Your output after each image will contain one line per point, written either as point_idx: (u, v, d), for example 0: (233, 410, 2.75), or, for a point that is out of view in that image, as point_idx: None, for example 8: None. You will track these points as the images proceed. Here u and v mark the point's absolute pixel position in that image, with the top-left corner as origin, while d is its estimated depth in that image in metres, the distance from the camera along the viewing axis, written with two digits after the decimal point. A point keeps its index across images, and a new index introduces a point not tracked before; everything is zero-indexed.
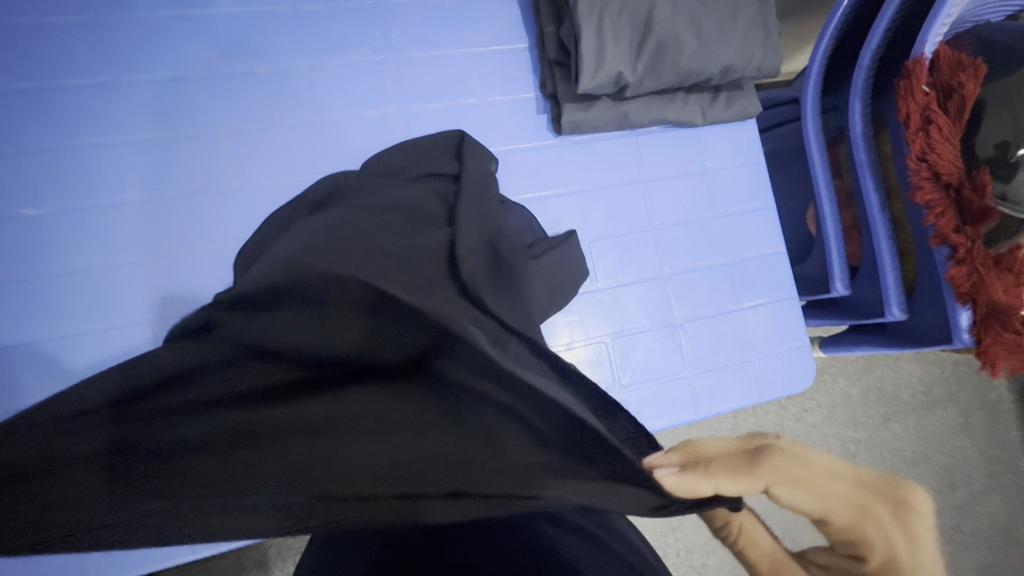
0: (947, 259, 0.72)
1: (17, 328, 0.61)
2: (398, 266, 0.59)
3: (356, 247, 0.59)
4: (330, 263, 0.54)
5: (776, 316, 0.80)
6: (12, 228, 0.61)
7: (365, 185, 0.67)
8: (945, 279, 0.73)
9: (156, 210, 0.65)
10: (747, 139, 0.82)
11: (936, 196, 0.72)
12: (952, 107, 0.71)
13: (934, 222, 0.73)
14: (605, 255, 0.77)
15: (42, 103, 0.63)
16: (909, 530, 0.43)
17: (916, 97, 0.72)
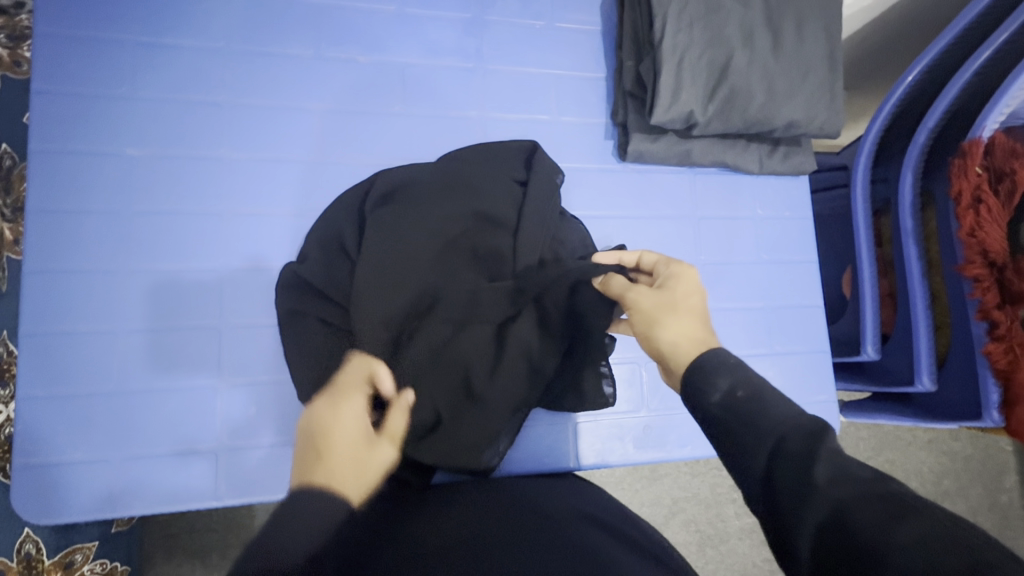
0: (985, 335, 0.74)
1: (97, 256, 0.65)
2: (462, 276, 0.66)
3: (419, 255, 0.65)
4: (403, 279, 0.64)
5: (806, 367, 0.81)
6: (114, 163, 0.66)
7: (428, 188, 0.69)
8: (980, 354, 0.74)
9: (243, 170, 0.69)
10: (798, 194, 0.86)
11: (983, 271, 0.73)
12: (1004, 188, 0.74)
13: (978, 297, 0.74)
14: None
15: (163, 56, 0.69)
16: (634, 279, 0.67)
17: (966, 178, 0.76)
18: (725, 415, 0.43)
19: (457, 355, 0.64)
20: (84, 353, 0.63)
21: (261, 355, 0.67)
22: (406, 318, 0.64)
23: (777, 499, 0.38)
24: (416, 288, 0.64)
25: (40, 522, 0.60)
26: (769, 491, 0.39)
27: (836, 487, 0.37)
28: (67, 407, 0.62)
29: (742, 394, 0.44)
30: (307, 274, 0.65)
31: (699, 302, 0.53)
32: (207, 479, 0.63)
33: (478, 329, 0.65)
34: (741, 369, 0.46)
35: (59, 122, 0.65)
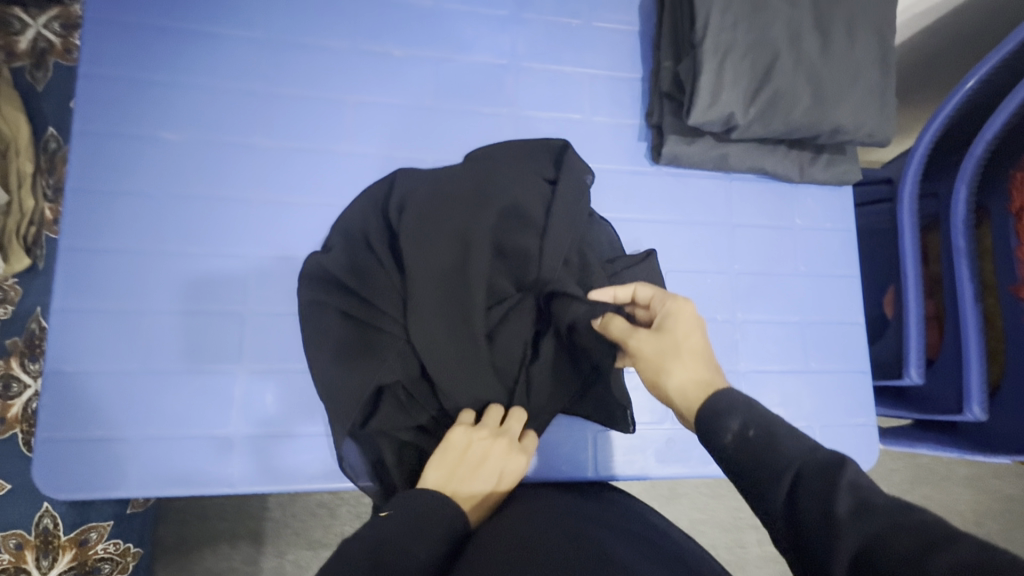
0: None
1: (130, 236, 0.66)
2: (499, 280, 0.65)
3: (456, 261, 0.64)
4: (440, 285, 0.63)
5: (843, 387, 0.77)
6: (151, 147, 0.67)
7: (452, 192, 0.67)
8: None
9: (274, 159, 0.70)
10: (841, 204, 0.82)
11: None
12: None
13: None
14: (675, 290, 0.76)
15: (204, 44, 0.70)
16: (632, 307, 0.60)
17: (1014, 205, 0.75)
18: (740, 455, 0.41)
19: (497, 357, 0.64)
20: (110, 331, 0.63)
21: (281, 344, 0.66)
22: (446, 323, 0.62)
23: (804, 534, 0.36)
24: (455, 292, 0.63)
25: (57, 496, 0.60)
26: (794, 527, 0.37)
27: (858, 522, 0.35)
28: (90, 384, 0.62)
29: (753, 427, 0.42)
30: (332, 267, 0.65)
31: (701, 339, 0.50)
32: (221, 464, 0.63)
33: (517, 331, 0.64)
34: (752, 407, 0.44)
35: (102, 105, 0.67)
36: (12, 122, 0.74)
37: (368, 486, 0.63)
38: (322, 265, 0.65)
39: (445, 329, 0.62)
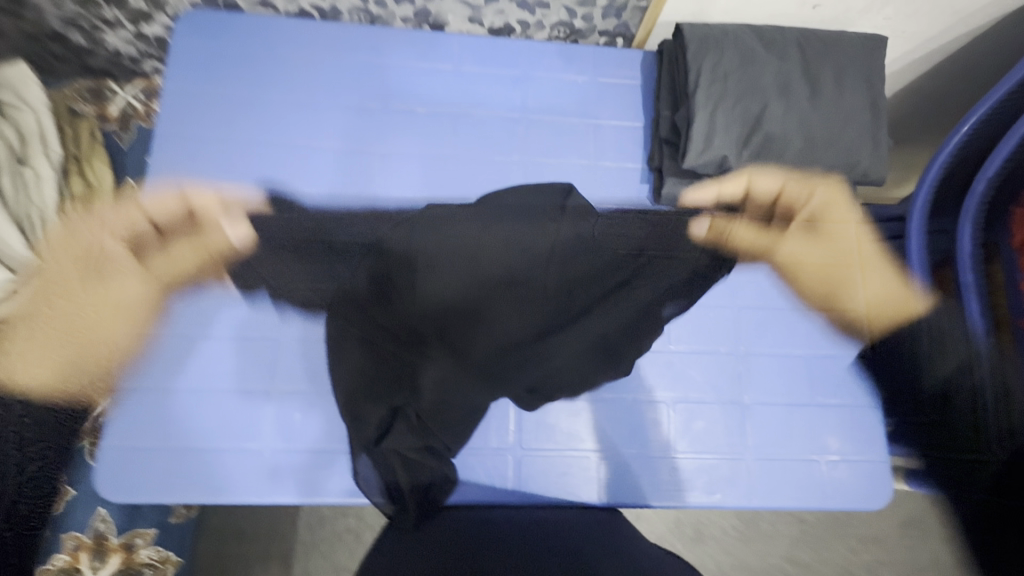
0: None
1: (187, 271, 0.75)
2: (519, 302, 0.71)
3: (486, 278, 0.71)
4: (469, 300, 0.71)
5: (853, 422, 0.77)
6: (210, 195, 0.78)
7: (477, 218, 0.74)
8: None
9: (311, 202, 0.79)
10: (845, 241, 0.84)
11: None
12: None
13: None
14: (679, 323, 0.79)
15: (258, 108, 0.82)
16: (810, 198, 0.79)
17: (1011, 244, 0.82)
18: None
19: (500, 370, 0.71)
20: (165, 353, 0.73)
21: (310, 366, 0.73)
22: (470, 337, 0.70)
23: None
24: (480, 306, 0.71)
25: (114, 498, 0.68)
26: None
27: None
28: (147, 400, 0.71)
29: None
30: (334, 295, 0.72)
31: (847, 225, 0.79)
32: (255, 476, 0.69)
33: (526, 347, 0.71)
34: None
35: (172, 161, 0.79)
36: (100, 176, 0.86)
37: (380, 502, 0.68)
38: (320, 281, 0.73)
39: (468, 341, 0.70)
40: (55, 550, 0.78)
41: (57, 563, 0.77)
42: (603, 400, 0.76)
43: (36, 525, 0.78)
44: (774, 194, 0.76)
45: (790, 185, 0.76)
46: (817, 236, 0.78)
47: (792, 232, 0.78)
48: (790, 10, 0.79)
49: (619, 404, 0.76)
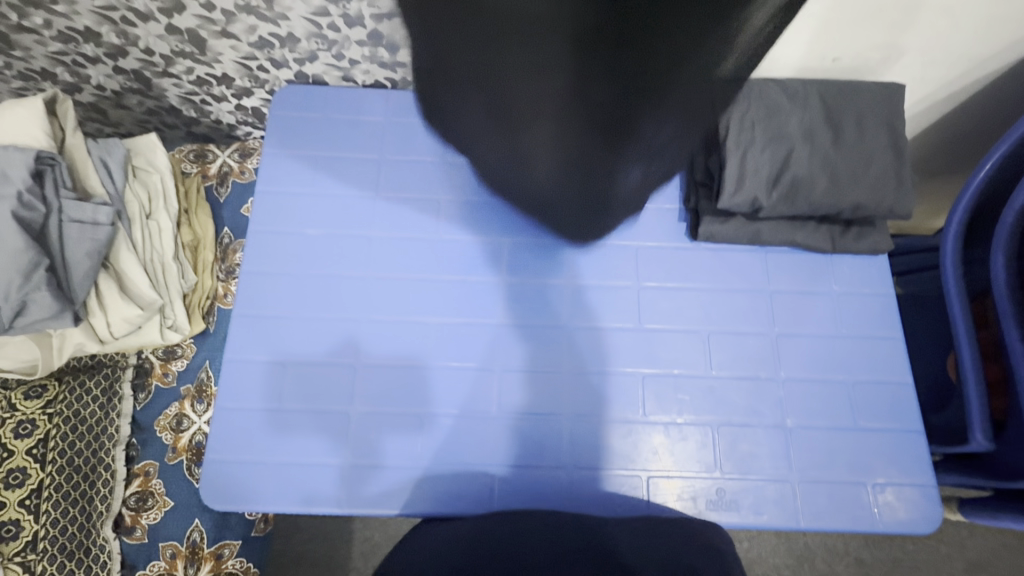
0: None
1: (277, 305, 0.86)
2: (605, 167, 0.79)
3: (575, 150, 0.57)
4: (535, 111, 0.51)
5: (897, 446, 0.79)
6: (297, 240, 0.89)
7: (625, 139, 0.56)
8: None
9: (384, 244, 0.89)
10: (878, 272, 0.88)
11: None
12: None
13: None
14: (721, 351, 0.84)
15: (339, 165, 0.94)
16: (815, 118, 0.84)
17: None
18: None
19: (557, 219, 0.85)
20: (258, 376, 0.82)
21: (384, 389, 0.82)
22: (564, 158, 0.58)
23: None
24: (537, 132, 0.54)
25: (213, 505, 0.77)
26: None
27: None
28: (242, 418, 0.80)
29: None
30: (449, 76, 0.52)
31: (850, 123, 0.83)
32: (334, 488, 0.77)
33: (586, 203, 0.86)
34: None
35: (266, 211, 0.91)
36: (204, 227, 1.03)
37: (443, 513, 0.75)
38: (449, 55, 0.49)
39: (509, 141, 0.57)
40: (156, 556, 0.88)
41: (155, 569, 0.87)
42: (650, 421, 0.81)
43: (141, 533, 0.89)
44: (778, 111, 0.84)
45: (792, 96, 0.84)
46: (822, 146, 0.82)
47: (796, 143, 0.82)
48: (814, 63, 0.87)
49: (664, 426, 0.80)
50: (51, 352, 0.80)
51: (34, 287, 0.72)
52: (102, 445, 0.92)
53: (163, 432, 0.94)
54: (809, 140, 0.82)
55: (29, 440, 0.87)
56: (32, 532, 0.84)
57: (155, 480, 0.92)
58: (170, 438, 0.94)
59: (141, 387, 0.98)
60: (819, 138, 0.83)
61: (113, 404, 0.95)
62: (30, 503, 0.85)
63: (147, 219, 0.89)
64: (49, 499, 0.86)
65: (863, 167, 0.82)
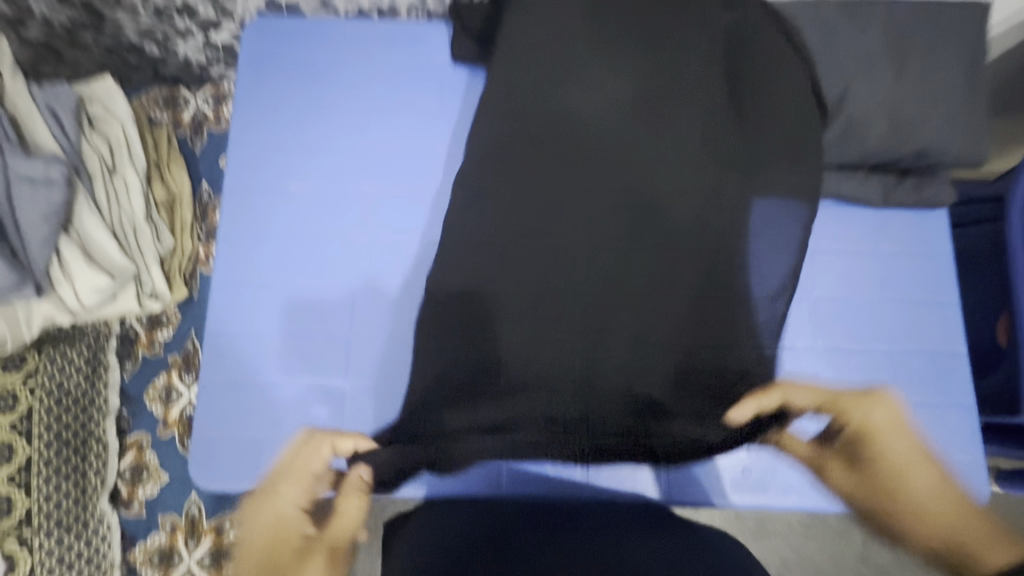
0: None
1: (261, 272, 0.78)
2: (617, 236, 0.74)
3: (599, 102, 0.75)
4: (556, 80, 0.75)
5: (944, 421, 0.72)
6: (280, 198, 0.80)
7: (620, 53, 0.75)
8: None
9: (376, 203, 0.80)
10: (933, 227, 0.78)
11: None
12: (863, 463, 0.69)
13: None
14: (763, 334, 0.73)
15: (322, 111, 0.83)
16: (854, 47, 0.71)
17: (838, 466, 0.69)
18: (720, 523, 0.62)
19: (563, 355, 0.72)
20: (242, 347, 0.75)
21: (382, 361, 0.75)
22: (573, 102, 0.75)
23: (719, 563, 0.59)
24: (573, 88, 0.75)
25: (203, 484, 0.72)
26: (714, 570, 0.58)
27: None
28: (228, 393, 0.74)
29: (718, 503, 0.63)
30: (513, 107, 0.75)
31: (917, 40, 0.71)
32: (330, 466, 0.72)
33: (598, 306, 0.73)
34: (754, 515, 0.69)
35: (244, 164, 0.81)
36: (179, 182, 0.93)
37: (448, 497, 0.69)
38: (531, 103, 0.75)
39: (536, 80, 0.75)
40: (156, 529, 0.86)
41: (156, 542, 0.85)
42: (679, 410, 0.71)
43: (139, 507, 0.87)
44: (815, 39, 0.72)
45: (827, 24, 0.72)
46: (886, 77, 0.70)
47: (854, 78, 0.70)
48: None
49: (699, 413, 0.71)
50: (19, 324, 0.73)
51: None
52: (92, 418, 0.88)
53: (153, 403, 0.90)
54: (867, 71, 0.70)
55: (13, 414, 0.82)
56: (25, 508, 0.80)
57: (150, 453, 0.89)
58: (161, 410, 0.90)
59: (128, 356, 0.93)
60: (880, 67, 0.70)
61: (100, 374, 0.91)
62: (20, 479, 0.81)
63: (112, 175, 0.80)
64: (40, 474, 0.82)
65: (933, 100, 0.69)
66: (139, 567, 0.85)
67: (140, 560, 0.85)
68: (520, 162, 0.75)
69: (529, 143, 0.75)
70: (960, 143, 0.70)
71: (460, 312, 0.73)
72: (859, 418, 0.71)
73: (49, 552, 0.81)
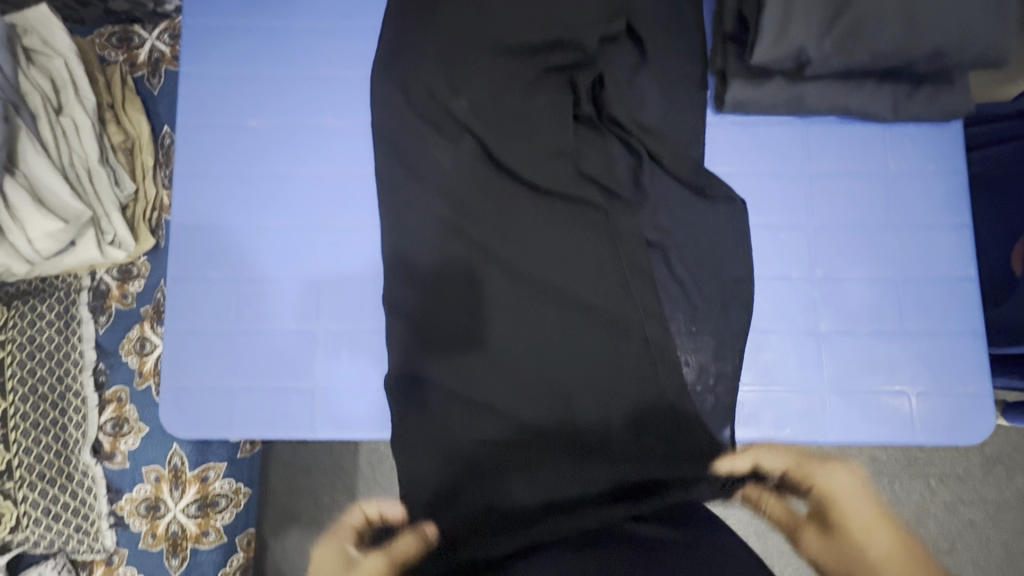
0: None
1: (221, 213, 0.73)
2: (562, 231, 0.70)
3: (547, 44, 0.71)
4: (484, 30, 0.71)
5: (951, 350, 0.68)
6: (238, 133, 0.74)
7: (607, 13, 0.70)
8: None
9: (342, 136, 0.74)
10: (947, 144, 0.71)
11: None
12: (829, 517, 0.65)
13: None
14: (739, 276, 0.69)
15: (279, 37, 0.76)
16: None
17: (773, 505, 0.67)
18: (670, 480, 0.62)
19: (533, 361, 0.68)
20: (208, 292, 0.72)
21: (355, 303, 0.71)
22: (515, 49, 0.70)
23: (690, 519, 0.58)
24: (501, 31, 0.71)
25: (176, 433, 0.70)
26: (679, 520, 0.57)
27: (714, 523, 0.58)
28: (196, 341, 0.71)
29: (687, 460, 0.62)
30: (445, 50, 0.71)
31: None
32: (305, 411, 0.69)
33: (552, 322, 0.68)
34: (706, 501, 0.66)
35: (198, 98, 0.75)
36: (137, 124, 0.87)
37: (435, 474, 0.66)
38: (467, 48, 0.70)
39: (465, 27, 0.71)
40: (140, 480, 0.85)
41: (142, 492, 0.85)
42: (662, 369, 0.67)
43: (123, 458, 0.86)
44: None
45: None
46: None
47: None
48: None
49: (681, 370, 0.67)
50: None
51: None
52: (68, 372, 0.87)
53: (128, 355, 0.88)
54: None
55: None
56: (6, 461, 0.81)
57: (129, 407, 0.87)
58: (135, 361, 0.88)
59: (101, 310, 0.90)
60: None
61: (72, 329, 0.88)
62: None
63: (58, 114, 0.75)
64: (16, 427, 0.82)
65: None
66: (127, 517, 0.85)
67: (127, 511, 0.85)
68: (479, 156, 0.71)
69: (473, 92, 0.71)
70: (983, 40, 0.62)
71: (420, 304, 0.69)
72: (824, 488, 0.68)
73: (34, 502, 0.82)
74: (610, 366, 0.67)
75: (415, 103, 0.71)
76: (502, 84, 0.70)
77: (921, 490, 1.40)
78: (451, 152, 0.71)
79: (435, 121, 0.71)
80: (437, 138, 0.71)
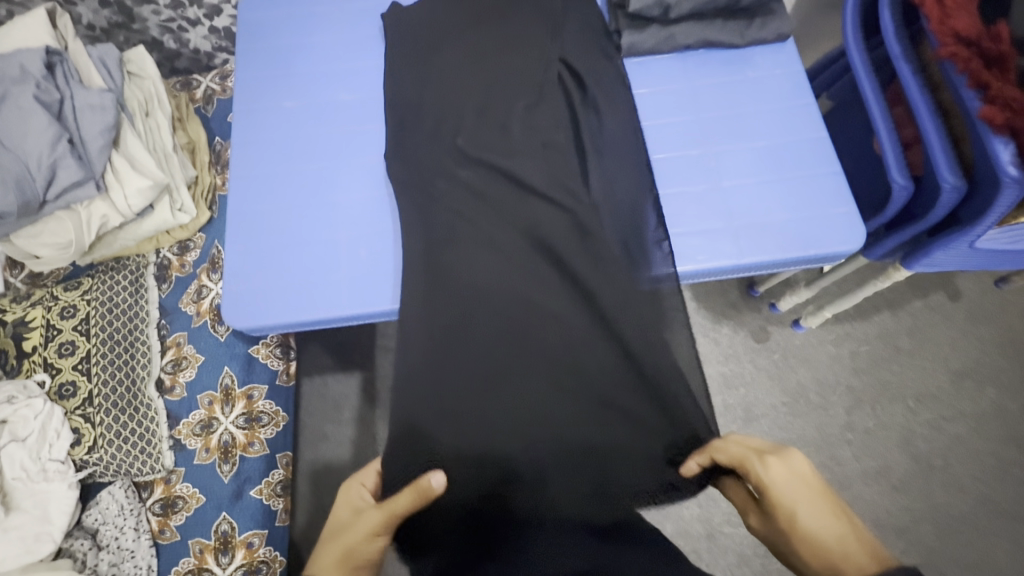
0: (978, 102, 0.76)
1: (266, 166, 0.98)
2: (538, 237, 0.91)
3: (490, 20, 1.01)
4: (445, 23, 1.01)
5: (820, 187, 0.89)
6: (276, 113, 1.02)
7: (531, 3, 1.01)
8: (978, 120, 0.76)
9: (351, 105, 1.01)
10: (786, 56, 0.99)
11: (959, 47, 0.77)
12: (765, 504, 0.66)
13: (964, 70, 0.77)
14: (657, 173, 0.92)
15: (302, 49, 1.06)
16: None
17: (738, 492, 0.74)
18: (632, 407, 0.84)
19: (506, 318, 0.88)
20: (255, 221, 0.94)
21: (366, 215, 0.94)
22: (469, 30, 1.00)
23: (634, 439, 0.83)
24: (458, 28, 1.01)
25: (235, 323, 0.89)
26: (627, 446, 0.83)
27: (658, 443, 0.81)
28: (248, 256, 0.92)
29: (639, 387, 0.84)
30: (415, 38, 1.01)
31: None
32: (334, 297, 0.89)
33: (519, 285, 0.90)
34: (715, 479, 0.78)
35: (246, 94, 1.04)
36: (195, 132, 1.14)
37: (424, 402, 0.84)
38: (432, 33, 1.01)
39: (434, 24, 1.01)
40: (196, 406, 1.00)
41: (197, 417, 1.00)
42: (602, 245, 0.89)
43: (180, 390, 1.02)
44: None
45: None
46: None
47: None
48: None
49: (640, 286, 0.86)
50: (82, 226, 0.93)
51: (61, 155, 0.88)
52: (136, 325, 1.03)
53: (187, 305, 1.06)
54: None
55: (74, 319, 1.00)
56: (88, 390, 0.97)
57: (187, 347, 1.04)
58: (194, 307, 1.06)
59: (163, 279, 1.09)
60: None
61: (141, 293, 1.06)
62: (83, 367, 0.98)
63: (147, 116, 1.03)
64: (98, 363, 0.98)
65: None
66: (184, 439, 0.99)
67: (184, 434, 0.99)
68: (451, 103, 0.97)
69: (443, 62, 0.99)
70: None
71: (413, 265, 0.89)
72: (757, 476, 0.67)
73: (108, 427, 0.96)
74: (578, 315, 0.88)
75: (401, 79, 0.99)
76: (462, 58, 0.99)
77: (903, 412, 1.48)
78: (451, 147, 0.95)
79: (435, 133, 0.96)
80: (437, 156, 0.95)
